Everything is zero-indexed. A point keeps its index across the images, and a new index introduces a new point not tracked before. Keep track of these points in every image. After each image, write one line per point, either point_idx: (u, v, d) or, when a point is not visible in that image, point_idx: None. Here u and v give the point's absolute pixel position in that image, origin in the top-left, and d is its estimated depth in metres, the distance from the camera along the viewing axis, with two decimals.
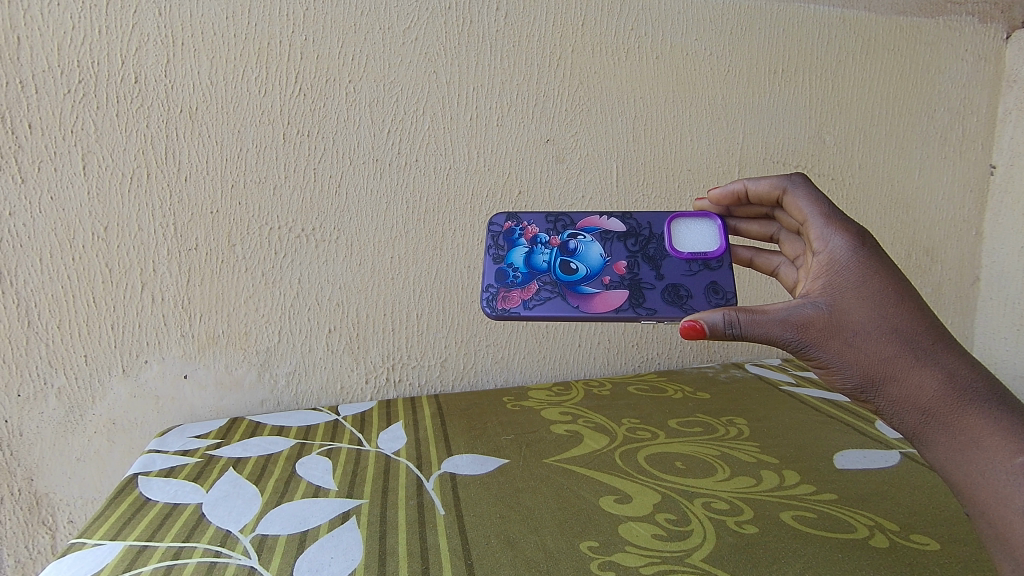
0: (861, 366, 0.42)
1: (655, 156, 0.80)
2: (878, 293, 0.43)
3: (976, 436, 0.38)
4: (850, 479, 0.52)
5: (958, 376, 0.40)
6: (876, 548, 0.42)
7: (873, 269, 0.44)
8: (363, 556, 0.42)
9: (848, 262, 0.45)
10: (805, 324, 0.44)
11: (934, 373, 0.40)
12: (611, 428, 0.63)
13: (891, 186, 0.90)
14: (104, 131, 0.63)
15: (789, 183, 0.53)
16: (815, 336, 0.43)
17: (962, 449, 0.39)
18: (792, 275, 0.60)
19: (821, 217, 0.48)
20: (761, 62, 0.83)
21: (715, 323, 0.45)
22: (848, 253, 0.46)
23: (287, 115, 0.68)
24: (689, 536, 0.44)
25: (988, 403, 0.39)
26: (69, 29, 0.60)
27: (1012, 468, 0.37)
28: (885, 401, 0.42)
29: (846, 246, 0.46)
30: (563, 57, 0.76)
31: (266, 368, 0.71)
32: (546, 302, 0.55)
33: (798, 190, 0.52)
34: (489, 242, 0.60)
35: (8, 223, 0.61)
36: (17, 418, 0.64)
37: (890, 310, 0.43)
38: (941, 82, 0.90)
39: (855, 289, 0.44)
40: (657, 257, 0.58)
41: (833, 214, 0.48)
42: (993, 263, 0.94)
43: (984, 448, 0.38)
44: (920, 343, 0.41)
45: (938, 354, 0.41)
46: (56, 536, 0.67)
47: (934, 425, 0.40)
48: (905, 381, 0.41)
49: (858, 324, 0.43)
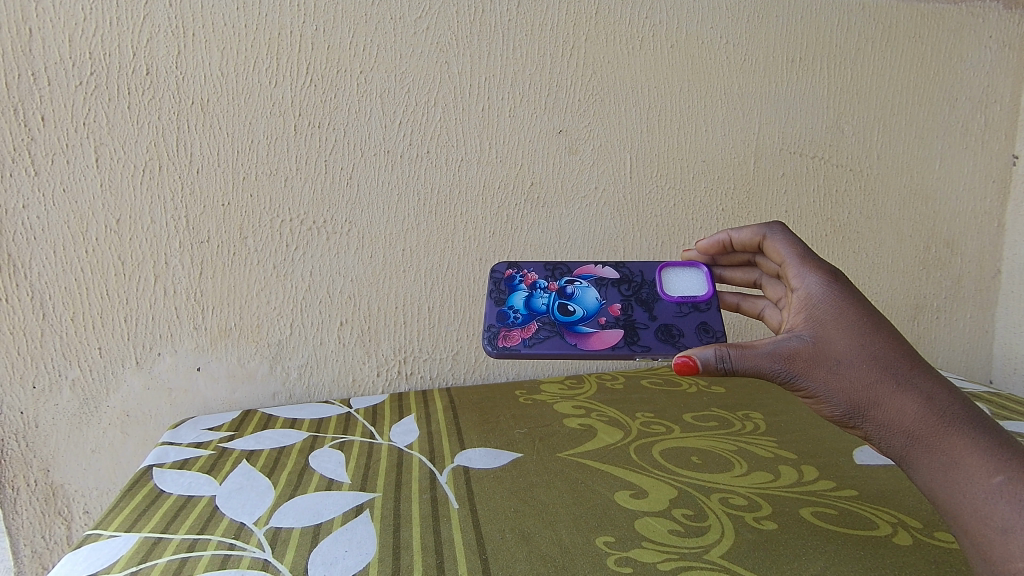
0: (847, 392, 0.41)
1: (669, 147, 0.79)
2: (856, 322, 0.42)
3: (958, 456, 0.37)
4: (870, 475, 0.51)
5: (936, 400, 0.38)
6: (899, 545, 0.41)
7: (849, 301, 0.43)
8: (377, 550, 0.42)
9: (825, 297, 0.44)
10: (791, 354, 0.42)
11: (913, 396, 0.39)
12: (625, 422, 0.62)
13: (911, 177, 0.89)
14: (116, 123, 0.63)
15: (768, 230, 0.53)
16: (801, 367, 0.42)
17: (944, 470, 0.37)
18: (777, 318, 0.59)
19: (797, 258, 0.48)
20: (778, 51, 0.81)
21: (708, 359, 0.43)
22: (821, 287, 0.45)
23: (298, 106, 0.67)
24: (706, 532, 0.43)
25: (965, 424, 0.38)
26: (79, 21, 0.60)
27: (990, 488, 0.35)
28: (870, 425, 0.40)
29: (821, 281, 0.45)
30: (576, 47, 0.74)
31: (278, 361, 0.71)
32: (545, 341, 0.53)
33: (776, 235, 0.52)
34: (491, 287, 0.59)
35: (21, 215, 0.61)
36: (33, 409, 0.65)
37: (868, 336, 0.41)
38: (963, 70, 0.88)
39: (833, 320, 0.43)
40: (649, 300, 0.57)
41: (808, 254, 0.48)
42: (1015, 256, 0.92)
43: (963, 468, 0.36)
44: (899, 368, 0.40)
45: (916, 378, 0.40)
46: (73, 527, 0.67)
47: (918, 447, 0.38)
48: (887, 406, 0.39)
49: (839, 351, 0.41)
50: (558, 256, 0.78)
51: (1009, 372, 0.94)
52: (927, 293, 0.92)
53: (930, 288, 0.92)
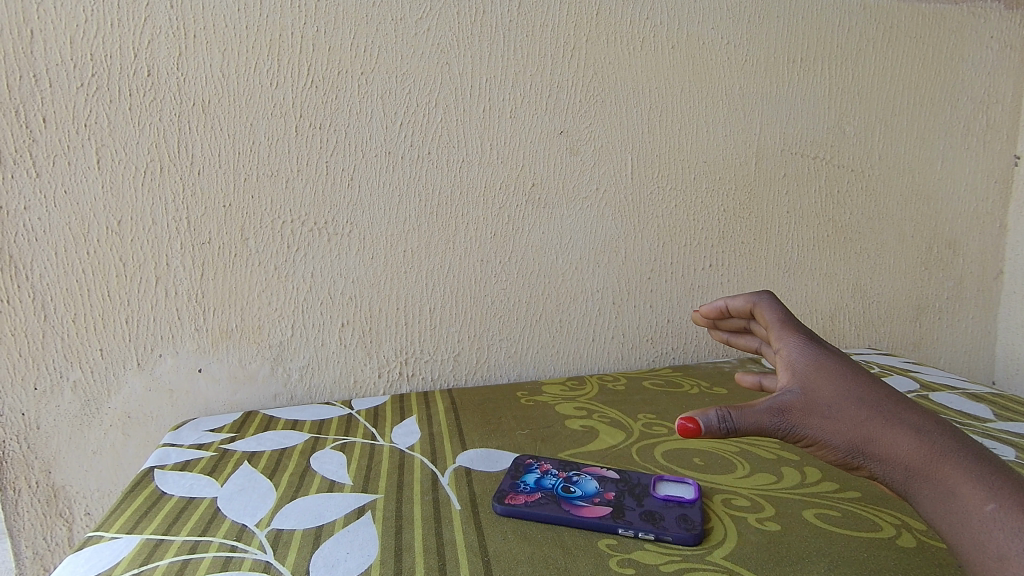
0: (844, 433, 0.38)
1: (670, 147, 0.79)
2: (840, 372, 0.41)
3: (953, 485, 0.36)
4: (873, 477, 0.51)
5: (925, 431, 0.37)
6: (903, 547, 0.41)
7: (830, 357, 0.42)
8: (379, 551, 0.41)
9: (808, 353, 0.43)
10: (785, 407, 0.39)
11: (904, 429, 0.38)
12: (627, 424, 0.62)
13: (912, 178, 0.89)
14: (117, 124, 0.63)
15: (756, 298, 0.52)
16: (799, 418, 0.39)
17: (942, 501, 0.36)
18: None
19: (779, 324, 0.47)
20: (779, 51, 0.81)
21: (710, 420, 0.38)
22: (800, 345, 0.44)
23: (299, 108, 0.67)
24: (709, 534, 0.43)
25: (955, 450, 0.37)
26: (81, 22, 0.60)
27: (984, 516, 0.34)
28: (872, 463, 0.38)
29: (804, 340, 0.44)
30: (577, 47, 0.74)
31: (279, 363, 0.71)
32: None
33: (762, 304, 0.51)
34: None
35: (23, 217, 0.61)
36: (35, 411, 0.65)
37: (851, 380, 0.40)
38: (965, 70, 0.88)
39: (820, 371, 0.41)
40: None
41: (788, 320, 0.48)
42: (1017, 256, 0.92)
43: (961, 496, 0.35)
44: (885, 408, 0.39)
45: (902, 415, 0.38)
46: (74, 528, 0.67)
47: (918, 480, 0.37)
48: (884, 441, 0.38)
49: (828, 397, 0.39)
50: (560, 256, 0.78)
51: (1011, 373, 0.94)
52: (929, 294, 0.92)
53: (932, 288, 0.91)
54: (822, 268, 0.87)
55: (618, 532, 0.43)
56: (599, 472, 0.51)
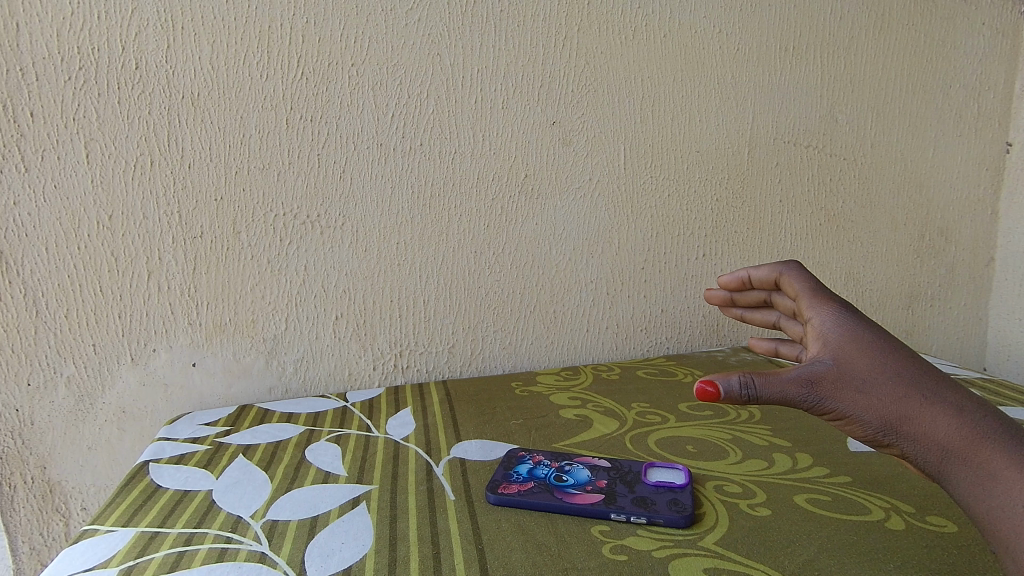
0: (878, 410, 0.38)
1: (663, 137, 0.79)
2: (875, 343, 0.40)
3: (995, 468, 0.35)
4: (863, 462, 0.51)
5: (968, 413, 0.37)
6: (891, 529, 0.42)
7: (864, 326, 0.42)
8: (374, 541, 0.42)
9: (839, 324, 0.43)
10: (815, 378, 0.40)
11: (945, 410, 0.37)
12: (621, 413, 0.63)
13: (904, 166, 0.89)
14: (106, 118, 0.62)
15: (784, 267, 0.52)
16: (828, 390, 0.39)
17: (981, 483, 0.35)
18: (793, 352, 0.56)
19: (809, 292, 0.47)
20: (772, 39, 0.81)
21: (731, 386, 0.39)
22: (834, 313, 0.44)
23: (289, 100, 0.67)
24: (701, 520, 0.43)
25: (1000, 434, 0.36)
26: (68, 15, 0.60)
27: None
28: (904, 442, 0.38)
29: (835, 310, 0.44)
30: (569, 37, 0.74)
31: (274, 356, 0.71)
32: None
33: (791, 272, 0.51)
34: None
35: (13, 212, 0.61)
36: (28, 407, 0.64)
37: (888, 354, 0.40)
38: (957, 58, 0.88)
39: (853, 341, 0.41)
40: None
41: (819, 289, 0.47)
42: (1009, 243, 0.92)
43: (1002, 483, 0.34)
44: (924, 383, 0.38)
45: (944, 393, 0.38)
46: (71, 523, 0.68)
47: (955, 460, 0.36)
48: (921, 420, 0.37)
49: (863, 371, 0.39)
50: (553, 247, 0.78)
51: (1003, 359, 0.95)
52: (921, 281, 0.92)
53: (924, 276, 0.92)
54: (815, 256, 0.87)
55: (610, 517, 0.43)
56: (591, 461, 0.51)
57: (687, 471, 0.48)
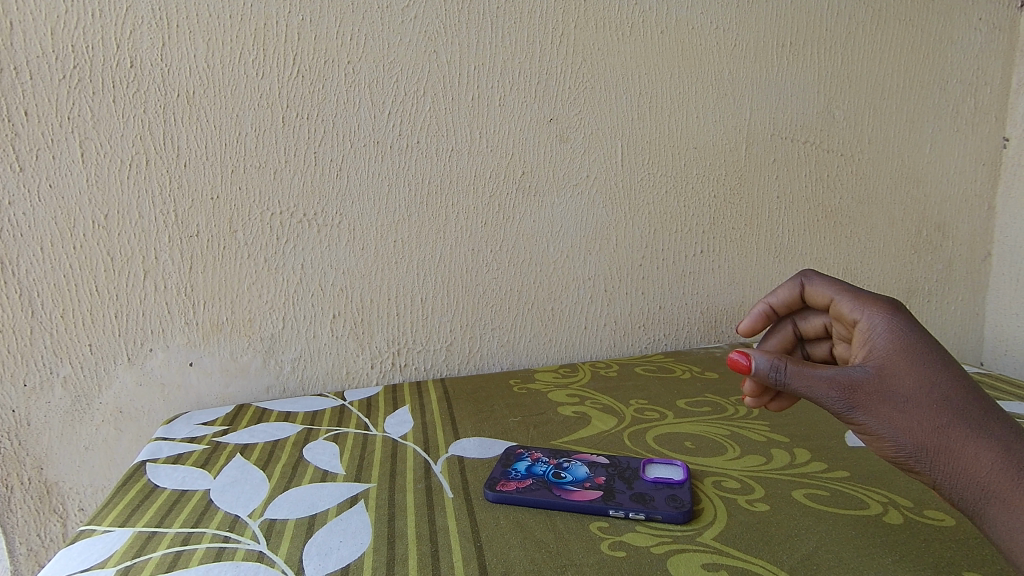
0: (915, 433, 0.37)
1: (660, 133, 0.79)
2: (927, 360, 0.39)
3: None
4: (861, 457, 0.51)
5: (1015, 452, 0.35)
6: (889, 524, 0.42)
7: (915, 339, 0.40)
8: (373, 539, 0.42)
9: (888, 333, 0.41)
10: (851, 386, 0.39)
11: (991, 446, 0.36)
12: (619, 409, 0.63)
13: (901, 161, 0.89)
14: (101, 117, 0.62)
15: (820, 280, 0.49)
16: (862, 401, 0.39)
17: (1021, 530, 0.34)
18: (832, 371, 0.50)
19: (854, 296, 0.45)
20: (769, 35, 0.81)
21: (759, 365, 0.42)
22: (884, 320, 0.41)
23: (285, 98, 0.67)
24: (699, 516, 0.43)
25: None
26: (62, 13, 0.59)
27: None
28: (939, 472, 0.37)
29: (886, 317, 0.41)
30: (565, 33, 0.74)
31: (272, 355, 0.71)
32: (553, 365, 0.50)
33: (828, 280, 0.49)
34: None
35: (8, 212, 0.61)
36: (25, 408, 0.64)
37: (937, 375, 0.38)
38: (954, 53, 0.88)
39: (902, 355, 0.39)
40: None
41: (865, 293, 0.45)
42: (1006, 238, 0.93)
43: None
44: (972, 413, 0.37)
45: (993, 425, 0.36)
46: (68, 523, 0.68)
47: (995, 502, 0.35)
48: (960, 454, 0.36)
49: (906, 389, 0.38)
50: (551, 245, 0.78)
51: (999, 354, 0.95)
52: (918, 277, 0.92)
53: (920, 272, 0.92)
54: (812, 252, 0.87)
55: (609, 514, 0.43)
56: (589, 458, 0.51)
57: (686, 467, 0.48)
